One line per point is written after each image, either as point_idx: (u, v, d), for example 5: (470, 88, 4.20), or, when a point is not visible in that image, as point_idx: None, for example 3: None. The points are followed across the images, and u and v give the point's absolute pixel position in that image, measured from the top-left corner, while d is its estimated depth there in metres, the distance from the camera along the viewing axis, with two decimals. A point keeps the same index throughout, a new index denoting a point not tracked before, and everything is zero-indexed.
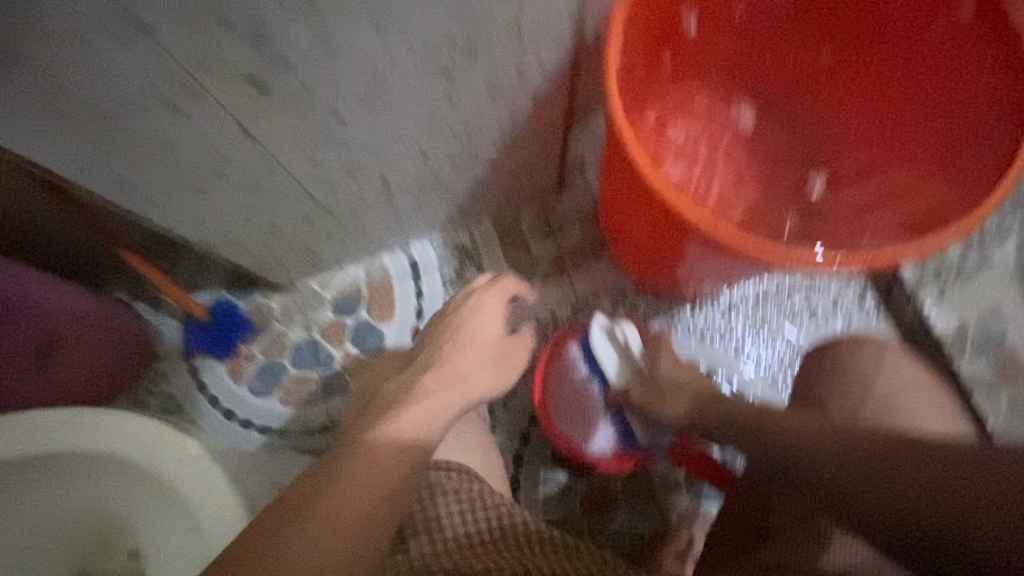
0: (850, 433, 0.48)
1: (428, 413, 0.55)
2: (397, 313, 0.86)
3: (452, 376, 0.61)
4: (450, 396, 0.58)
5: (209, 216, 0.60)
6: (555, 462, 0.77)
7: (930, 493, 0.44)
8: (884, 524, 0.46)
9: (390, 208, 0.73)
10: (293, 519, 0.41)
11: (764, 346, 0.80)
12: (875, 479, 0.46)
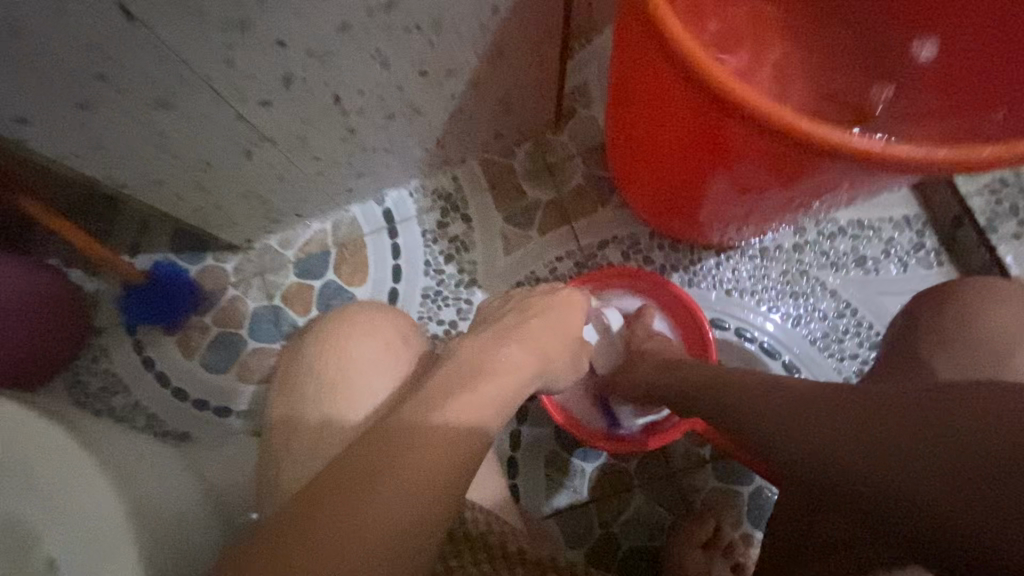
0: (836, 412, 0.37)
1: (503, 388, 0.40)
2: (372, 272, 0.74)
3: (522, 362, 0.42)
4: (524, 371, 0.42)
5: (112, 141, 0.47)
6: (558, 441, 0.65)
7: (940, 478, 0.31)
8: (898, 532, 0.33)
9: (351, 140, 0.60)
10: (337, 507, 0.31)
11: (804, 300, 0.67)
12: (861, 472, 0.34)
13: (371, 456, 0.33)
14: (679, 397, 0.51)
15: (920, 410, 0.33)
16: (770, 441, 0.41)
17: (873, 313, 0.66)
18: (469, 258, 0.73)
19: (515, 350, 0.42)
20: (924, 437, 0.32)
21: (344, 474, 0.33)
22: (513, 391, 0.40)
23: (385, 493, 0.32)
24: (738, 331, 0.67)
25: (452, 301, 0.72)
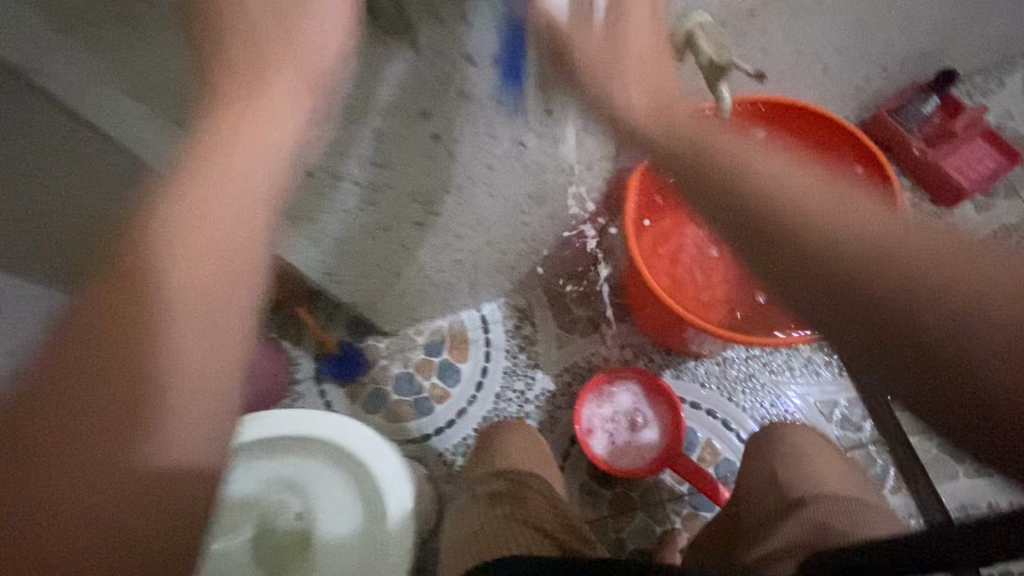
0: (896, 262, 0.40)
1: (224, 184, 0.42)
2: (472, 354, 1.16)
3: (227, 170, 0.43)
4: (268, 149, 0.44)
5: (364, 283, 0.92)
6: (589, 473, 1.03)
7: (991, 356, 0.37)
8: (919, 381, 0.39)
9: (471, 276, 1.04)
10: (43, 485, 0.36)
11: (755, 395, 1.06)
12: (900, 339, 0.39)
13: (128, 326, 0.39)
14: (728, 205, 0.48)
15: (981, 265, 0.39)
16: (815, 302, 0.42)
17: (796, 406, 1.05)
18: (533, 350, 1.14)
19: (258, 109, 0.43)
20: (974, 355, 0.37)
21: (84, 354, 0.38)
22: (262, 163, 0.44)
23: (130, 326, 0.39)
24: (709, 411, 1.05)
25: (522, 377, 1.12)
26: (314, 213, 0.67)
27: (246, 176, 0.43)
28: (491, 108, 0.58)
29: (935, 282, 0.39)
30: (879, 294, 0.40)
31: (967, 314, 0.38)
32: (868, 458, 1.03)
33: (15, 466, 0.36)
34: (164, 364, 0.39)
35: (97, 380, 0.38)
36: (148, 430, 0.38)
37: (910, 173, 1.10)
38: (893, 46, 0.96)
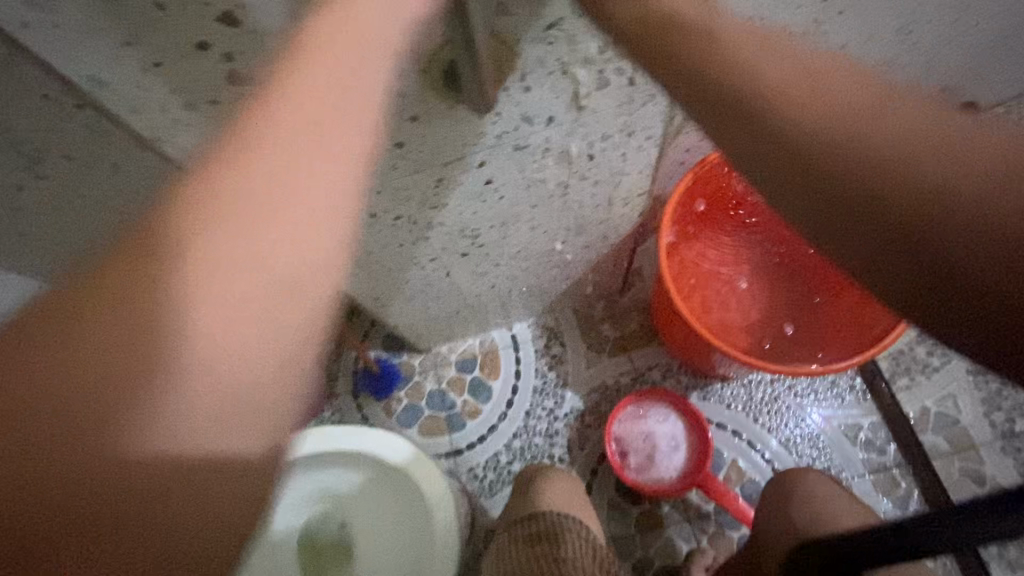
0: (864, 137, 0.35)
1: (267, 207, 0.34)
2: (503, 371, 1.20)
3: (260, 198, 0.34)
4: (328, 175, 0.35)
5: (407, 305, 0.97)
6: (617, 490, 1.07)
7: (991, 236, 0.33)
8: (913, 266, 0.35)
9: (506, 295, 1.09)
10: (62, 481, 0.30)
11: (780, 417, 1.09)
12: (889, 237, 0.35)
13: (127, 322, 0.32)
14: (725, 114, 0.38)
15: (976, 146, 0.34)
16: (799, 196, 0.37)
17: (820, 428, 1.08)
18: (563, 369, 1.18)
19: (289, 106, 0.34)
20: (971, 235, 0.33)
21: (70, 303, 0.32)
22: (317, 183, 0.35)
23: (137, 314, 0.32)
24: (733, 431, 1.09)
25: (552, 395, 1.17)
26: (374, 247, 0.72)
27: (270, 182, 0.34)
28: (543, 155, 0.63)
29: (915, 167, 0.34)
30: (856, 202, 0.35)
31: (967, 198, 0.33)
32: (892, 482, 1.05)
33: (11, 481, 0.30)
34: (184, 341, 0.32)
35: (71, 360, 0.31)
36: (144, 411, 0.32)
37: None
38: None
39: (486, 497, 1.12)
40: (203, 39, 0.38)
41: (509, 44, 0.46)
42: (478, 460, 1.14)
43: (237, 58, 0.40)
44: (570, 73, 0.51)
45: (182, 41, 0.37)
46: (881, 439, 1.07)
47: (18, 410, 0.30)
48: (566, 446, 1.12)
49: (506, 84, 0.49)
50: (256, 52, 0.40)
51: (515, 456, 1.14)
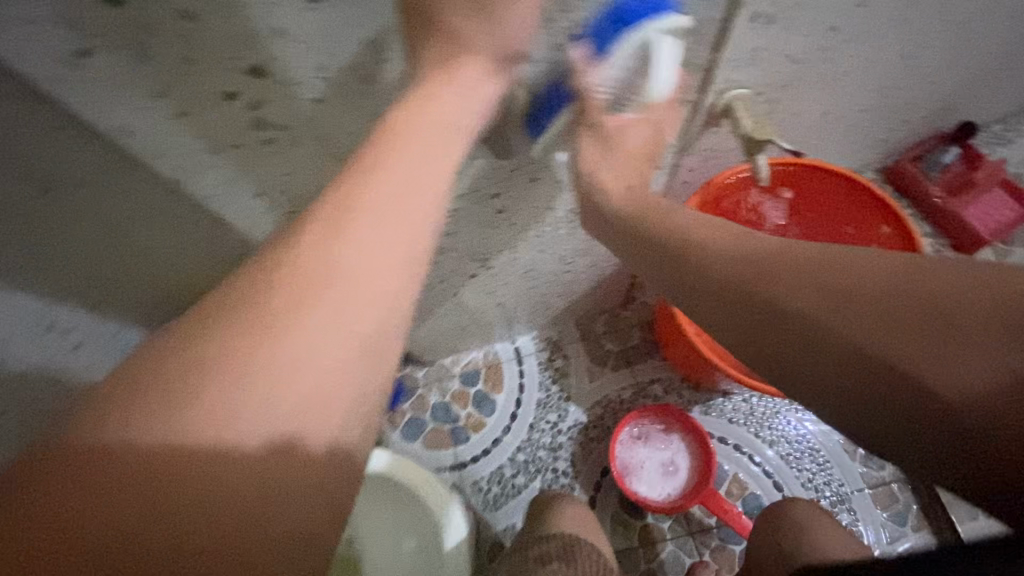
0: (776, 279, 0.48)
1: (338, 275, 0.36)
2: (507, 385, 1.19)
3: (328, 269, 0.36)
4: (400, 244, 0.37)
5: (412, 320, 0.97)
6: (620, 503, 1.08)
7: (914, 342, 0.40)
8: (863, 377, 0.43)
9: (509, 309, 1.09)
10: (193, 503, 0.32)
11: (779, 431, 1.10)
12: (820, 354, 0.45)
13: (217, 376, 0.34)
14: (675, 263, 0.55)
15: (895, 277, 0.43)
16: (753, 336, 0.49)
17: (819, 443, 1.09)
18: (567, 383, 1.18)
19: (366, 191, 0.37)
20: (899, 346, 0.41)
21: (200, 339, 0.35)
22: (386, 250, 0.37)
23: (229, 370, 0.34)
24: (735, 445, 1.10)
25: (555, 408, 1.16)
26: None
27: (342, 256, 0.36)
28: (556, 184, 0.63)
29: (830, 298, 0.44)
30: (790, 345, 0.46)
31: (881, 317, 0.42)
32: (889, 497, 1.06)
33: (149, 499, 0.32)
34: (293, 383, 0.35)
35: (179, 411, 0.33)
36: (268, 436, 0.34)
37: (932, 219, 1.15)
38: (916, 105, 1.01)
39: (491, 510, 1.11)
40: (227, 87, 0.38)
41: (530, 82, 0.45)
42: (483, 473, 1.13)
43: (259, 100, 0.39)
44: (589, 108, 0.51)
45: (206, 89, 0.37)
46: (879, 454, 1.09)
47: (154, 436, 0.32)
48: (570, 461, 1.12)
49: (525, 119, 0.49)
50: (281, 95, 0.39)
51: (518, 470, 1.13)
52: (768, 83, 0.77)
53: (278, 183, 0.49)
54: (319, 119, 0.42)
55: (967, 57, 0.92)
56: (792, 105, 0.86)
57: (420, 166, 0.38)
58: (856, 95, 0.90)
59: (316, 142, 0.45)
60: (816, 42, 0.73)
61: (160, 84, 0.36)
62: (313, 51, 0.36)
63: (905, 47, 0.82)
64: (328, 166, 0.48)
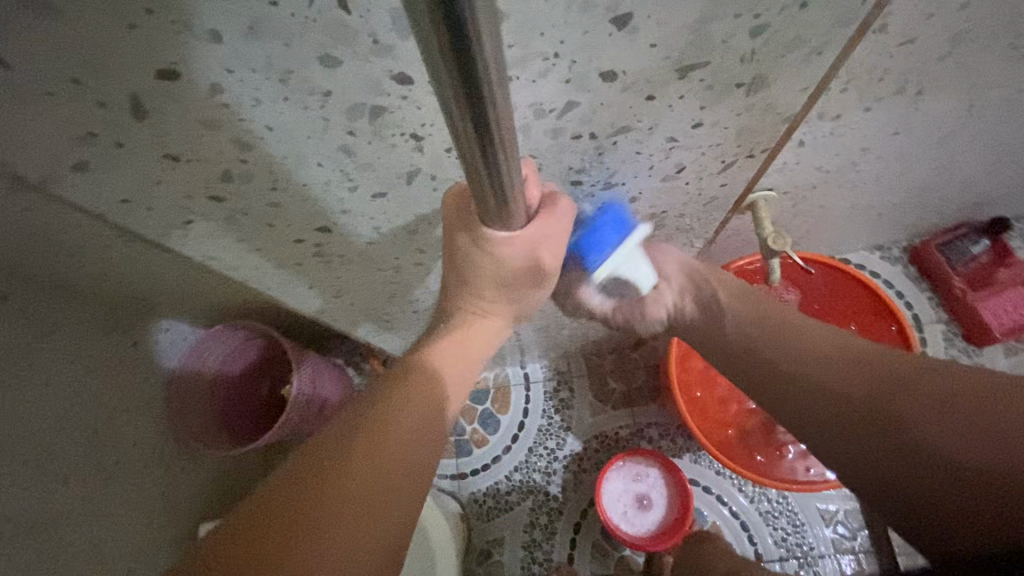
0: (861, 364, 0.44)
1: (438, 386, 0.38)
2: (513, 407, 1.26)
3: (430, 380, 0.38)
4: (462, 369, 0.40)
5: None
6: (602, 534, 1.17)
7: (968, 434, 0.36)
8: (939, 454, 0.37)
9: (523, 343, 1.15)
10: None
11: (759, 487, 1.15)
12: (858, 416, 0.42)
13: (334, 442, 0.34)
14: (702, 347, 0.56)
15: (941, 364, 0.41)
16: (848, 427, 0.43)
17: (806, 507, 1.13)
18: (568, 414, 1.25)
19: (457, 343, 0.40)
20: (949, 415, 0.38)
21: (313, 458, 0.33)
22: (454, 379, 0.40)
23: (309, 489, 0.31)
24: (718, 497, 1.15)
25: (555, 435, 1.24)
26: (415, 333, 0.77)
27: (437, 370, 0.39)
28: None
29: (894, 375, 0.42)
30: (870, 411, 0.42)
31: (937, 398, 0.39)
32: (857, 565, 1.09)
33: None
34: (361, 506, 0.31)
35: (260, 536, 0.29)
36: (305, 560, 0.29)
37: (948, 306, 1.15)
38: (949, 201, 1.01)
39: (484, 520, 1.20)
40: (298, 236, 0.44)
41: None
42: (481, 486, 1.22)
43: (323, 241, 0.45)
44: None
45: (284, 237, 0.44)
46: (854, 526, 1.11)
47: (242, 542, 0.29)
48: (561, 486, 1.20)
49: None
50: (342, 238, 0.45)
51: (513, 488, 1.21)
52: (796, 186, 0.79)
53: (330, 280, 0.56)
54: (372, 249, 0.48)
55: (1008, 165, 0.91)
56: (822, 200, 0.87)
57: (496, 332, 0.41)
58: (886, 193, 0.91)
59: (366, 260, 0.51)
60: (847, 158, 0.75)
61: (245, 233, 0.42)
62: (375, 217, 0.42)
63: (937, 161, 0.83)
64: (374, 272, 0.55)
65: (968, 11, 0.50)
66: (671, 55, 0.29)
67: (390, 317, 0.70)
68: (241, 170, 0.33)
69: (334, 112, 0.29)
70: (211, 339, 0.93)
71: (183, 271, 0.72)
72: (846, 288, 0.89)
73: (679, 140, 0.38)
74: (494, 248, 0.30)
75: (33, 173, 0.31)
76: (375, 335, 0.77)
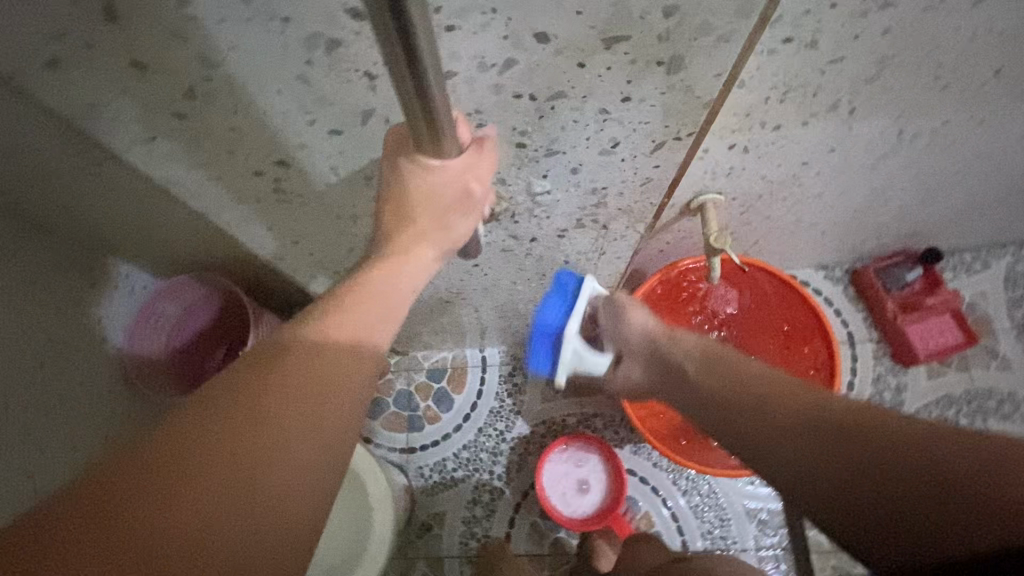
0: (849, 416, 0.43)
1: (377, 305, 0.40)
2: (467, 388, 1.30)
3: (366, 302, 0.40)
4: (401, 296, 0.42)
5: None
6: (539, 515, 1.20)
7: (967, 495, 0.37)
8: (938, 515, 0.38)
9: (481, 325, 1.18)
10: (151, 498, 0.28)
11: (692, 481, 1.20)
12: (851, 470, 0.41)
13: (267, 355, 0.35)
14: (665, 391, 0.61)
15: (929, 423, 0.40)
16: (840, 479, 0.42)
17: (733, 503, 1.18)
18: (520, 399, 1.28)
19: (392, 268, 0.42)
20: (947, 476, 0.37)
21: (246, 371, 0.34)
22: (392, 302, 0.41)
23: (241, 394, 0.33)
24: (653, 488, 1.20)
25: (505, 418, 1.27)
26: None
27: (375, 292, 0.41)
28: (526, 257, 0.73)
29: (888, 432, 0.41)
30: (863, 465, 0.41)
31: (937, 458, 0.38)
32: (774, 562, 1.15)
33: (123, 496, 0.28)
34: (299, 408, 0.33)
35: (190, 436, 0.30)
36: (242, 452, 0.31)
37: (880, 327, 1.22)
38: (887, 226, 1.08)
39: (427, 494, 1.22)
40: (257, 169, 0.47)
41: (500, 194, 0.54)
42: (428, 460, 1.24)
43: (281, 176, 0.48)
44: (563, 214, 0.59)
45: (243, 167, 0.46)
46: (776, 525, 1.17)
47: (171, 439, 0.30)
48: (505, 467, 1.24)
49: (500, 214, 0.58)
50: (300, 176, 0.48)
51: (460, 465, 1.24)
52: (743, 193, 0.85)
53: (288, 223, 0.58)
54: (329, 192, 0.51)
55: (940, 197, 0.99)
56: (768, 210, 0.94)
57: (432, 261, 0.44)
58: (828, 210, 0.97)
59: (323, 204, 0.54)
60: (789, 170, 0.81)
61: (206, 159, 0.45)
62: (332, 156, 0.45)
63: (874, 184, 0.90)
64: (331, 219, 0.57)
65: (890, 37, 0.56)
66: (595, 23, 0.33)
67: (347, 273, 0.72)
68: (204, 89, 0.36)
69: (293, 40, 0.32)
70: (173, 289, 0.94)
71: (154, 217, 0.74)
72: (781, 294, 0.96)
73: (613, 113, 0.42)
74: (427, 172, 0.38)
75: (5, 66, 0.33)
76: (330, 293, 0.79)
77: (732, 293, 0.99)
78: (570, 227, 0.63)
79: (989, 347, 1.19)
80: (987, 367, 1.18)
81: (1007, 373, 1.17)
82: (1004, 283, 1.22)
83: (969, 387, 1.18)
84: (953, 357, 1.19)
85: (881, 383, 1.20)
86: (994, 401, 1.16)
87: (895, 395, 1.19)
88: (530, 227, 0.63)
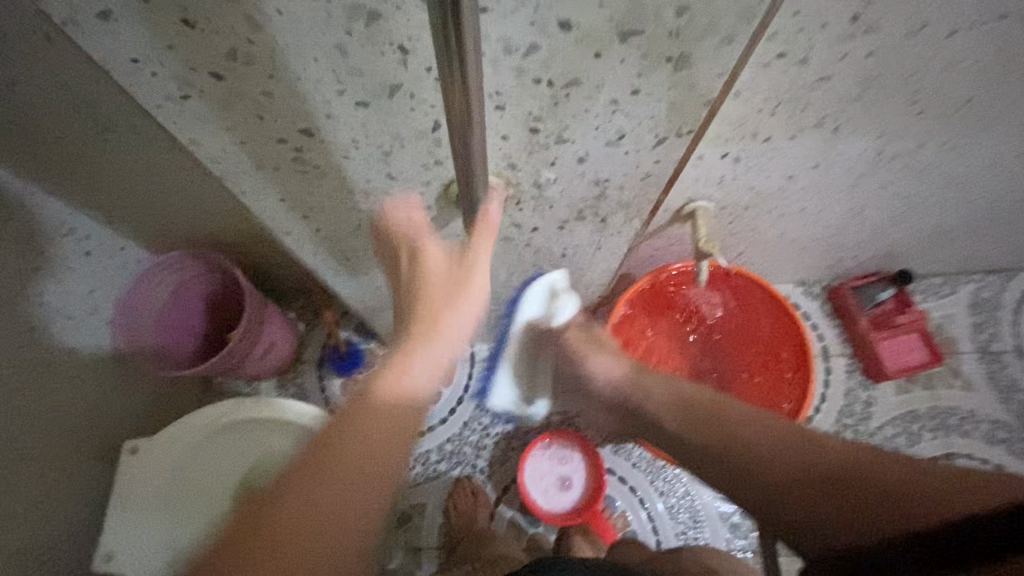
0: (805, 439, 0.56)
1: (427, 344, 0.51)
2: (454, 382, 1.31)
3: (422, 343, 0.51)
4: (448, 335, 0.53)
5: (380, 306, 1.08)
6: (519, 510, 1.22)
7: (896, 488, 0.48)
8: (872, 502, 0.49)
9: None
10: (286, 521, 0.40)
11: (669, 483, 1.23)
12: (806, 469, 0.53)
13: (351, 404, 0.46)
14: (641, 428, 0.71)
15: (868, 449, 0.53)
16: (798, 475, 0.53)
17: (708, 507, 1.21)
18: None
19: (439, 313, 0.52)
20: (883, 478, 0.49)
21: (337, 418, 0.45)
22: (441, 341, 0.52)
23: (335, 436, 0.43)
24: (631, 488, 1.23)
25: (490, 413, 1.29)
26: (372, 277, 0.81)
27: (427, 333, 0.51)
28: (525, 247, 0.76)
29: (837, 450, 0.54)
30: (818, 466, 0.53)
31: (875, 467, 0.51)
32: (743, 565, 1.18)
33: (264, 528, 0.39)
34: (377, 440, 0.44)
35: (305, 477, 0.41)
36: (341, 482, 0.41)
37: (853, 343, 1.28)
38: (863, 246, 1.14)
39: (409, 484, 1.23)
40: (281, 136, 0.49)
41: (508, 179, 0.57)
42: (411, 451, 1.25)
43: (303, 145, 0.50)
44: (565, 204, 0.63)
45: (268, 134, 0.49)
46: (746, 529, 1.20)
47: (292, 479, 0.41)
48: (488, 462, 1.25)
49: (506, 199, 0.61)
50: (321, 146, 0.51)
51: (443, 458, 1.25)
52: (731, 202, 0.90)
53: (302, 196, 0.60)
54: (346, 165, 0.54)
55: (913, 220, 1.05)
56: (754, 222, 0.98)
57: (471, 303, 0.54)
58: (810, 226, 1.03)
59: (339, 178, 0.56)
60: (775, 183, 0.85)
61: (233, 121, 0.47)
62: (355, 129, 0.48)
63: (852, 203, 0.95)
64: (344, 194, 0.60)
65: (874, 59, 0.61)
66: (614, 15, 0.36)
67: (351, 253, 0.74)
68: (245, 50, 0.39)
69: (337, 9, 0.35)
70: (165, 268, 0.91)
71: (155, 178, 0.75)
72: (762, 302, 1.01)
73: (623, 105, 0.46)
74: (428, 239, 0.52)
75: (60, 12, 0.35)
76: (331, 273, 0.81)
77: (715, 298, 1.03)
78: (570, 218, 0.67)
79: (953, 367, 1.26)
80: (950, 385, 1.24)
81: (969, 393, 1.24)
82: (969, 308, 1.29)
83: (934, 404, 1.23)
84: (919, 374, 1.25)
85: (851, 396, 1.25)
86: (956, 419, 1.22)
87: (864, 408, 1.24)
88: (533, 216, 0.66)
